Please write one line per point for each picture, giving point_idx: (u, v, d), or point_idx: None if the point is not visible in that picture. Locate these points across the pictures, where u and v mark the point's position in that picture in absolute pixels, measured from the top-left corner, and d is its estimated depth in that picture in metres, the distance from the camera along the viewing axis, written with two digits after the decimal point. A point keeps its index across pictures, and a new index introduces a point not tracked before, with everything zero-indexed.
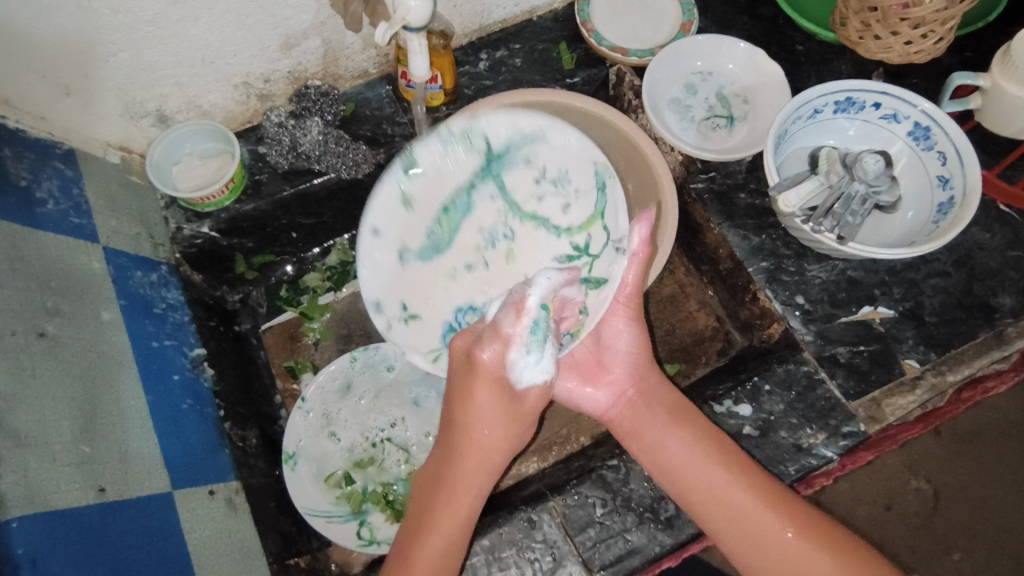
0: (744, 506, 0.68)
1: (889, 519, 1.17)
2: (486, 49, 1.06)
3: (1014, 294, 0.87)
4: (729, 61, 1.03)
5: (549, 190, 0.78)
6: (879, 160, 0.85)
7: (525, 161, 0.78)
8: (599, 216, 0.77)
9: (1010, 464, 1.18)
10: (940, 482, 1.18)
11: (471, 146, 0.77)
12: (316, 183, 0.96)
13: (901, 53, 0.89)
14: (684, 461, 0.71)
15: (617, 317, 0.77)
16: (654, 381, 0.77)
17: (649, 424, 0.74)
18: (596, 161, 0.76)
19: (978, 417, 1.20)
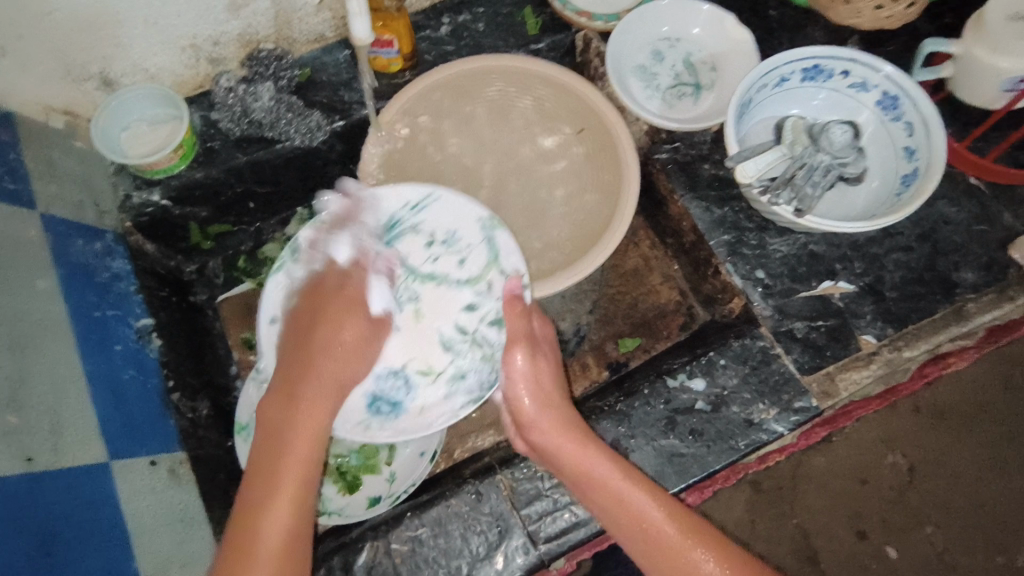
0: (662, 533, 0.66)
1: (864, 493, 1.17)
2: (448, 12, 1.02)
3: (976, 269, 0.86)
4: (695, 26, 0.99)
5: (441, 251, 0.81)
6: (846, 131, 0.84)
7: (412, 231, 0.80)
8: (494, 263, 0.80)
9: (984, 440, 1.18)
10: (916, 458, 1.18)
11: (360, 231, 0.79)
12: (271, 151, 0.94)
13: (870, 19, 0.88)
14: (600, 483, 0.70)
15: (516, 347, 0.77)
16: (555, 418, 0.75)
17: (559, 446, 0.73)
18: (480, 217, 0.80)
19: (951, 392, 1.20)
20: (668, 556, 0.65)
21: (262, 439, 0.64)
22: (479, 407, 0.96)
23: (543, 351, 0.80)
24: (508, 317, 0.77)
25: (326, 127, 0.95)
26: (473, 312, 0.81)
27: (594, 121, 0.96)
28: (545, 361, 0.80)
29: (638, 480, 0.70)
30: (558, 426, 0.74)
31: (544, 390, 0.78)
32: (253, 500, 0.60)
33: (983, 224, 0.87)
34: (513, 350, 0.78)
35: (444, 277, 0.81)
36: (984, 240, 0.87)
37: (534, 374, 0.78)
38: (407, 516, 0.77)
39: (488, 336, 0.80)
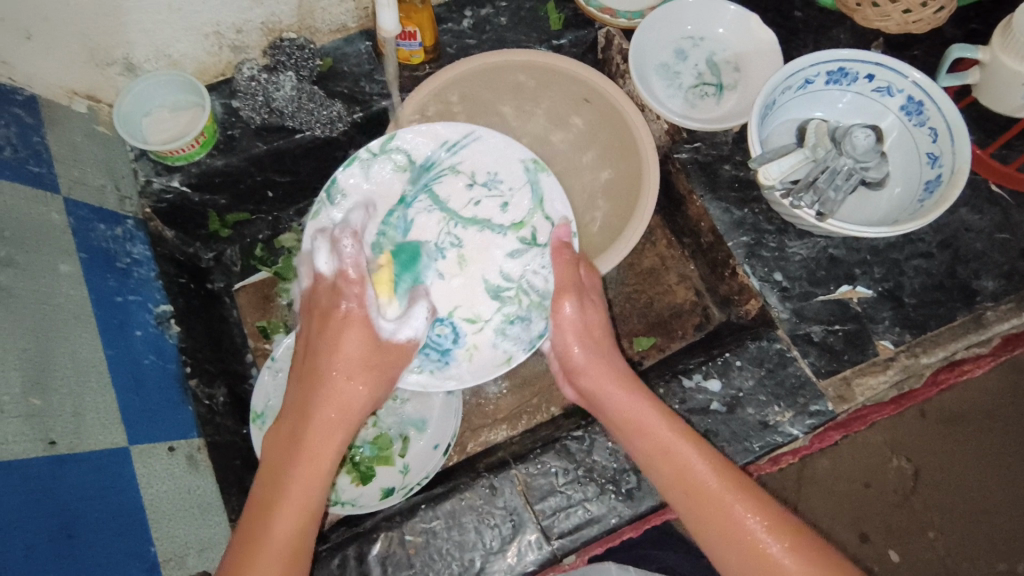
0: (708, 483, 0.66)
1: (868, 497, 1.17)
2: (471, 6, 1.01)
3: (996, 278, 0.85)
4: (720, 26, 0.99)
5: (481, 192, 0.81)
6: (870, 135, 0.83)
7: (453, 171, 0.80)
8: (540, 206, 0.80)
9: (992, 448, 1.18)
10: (921, 462, 1.18)
11: (402, 171, 0.80)
12: (292, 141, 0.94)
13: (898, 22, 0.86)
14: (647, 429, 0.71)
15: (566, 297, 0.77)
16: (606, 362, 0.77)
17: (606, 389, 0.75)
18: (524, 158, 0.80)
19: (963, 399, 1.20)
20: (713, 508, 0.65)
21: (266, 477, 0.65)
22: (493, 402, 0.96)
23: (591, 300, 0.79)
24: (560, 266, 0.77)
25: (346, 118, 0.96)
26: (518, 257, 0.80)
27: (615, 115, 0.95)
28: (594, 309, 0.79)
29: (683, 432, 0.70)
30: (607, 372, 0.76)
31: (594, 338, 0.79)
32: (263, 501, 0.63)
33: (1005, 232, 0.87)
34: (561, 298, 0.78)
35: (486, 221, 0.81)
36: (1006, 249, 0.86)
37: (589, 320, 0.79)
38: (421, 509, 0.77)
39: (535, 284, 0.80)
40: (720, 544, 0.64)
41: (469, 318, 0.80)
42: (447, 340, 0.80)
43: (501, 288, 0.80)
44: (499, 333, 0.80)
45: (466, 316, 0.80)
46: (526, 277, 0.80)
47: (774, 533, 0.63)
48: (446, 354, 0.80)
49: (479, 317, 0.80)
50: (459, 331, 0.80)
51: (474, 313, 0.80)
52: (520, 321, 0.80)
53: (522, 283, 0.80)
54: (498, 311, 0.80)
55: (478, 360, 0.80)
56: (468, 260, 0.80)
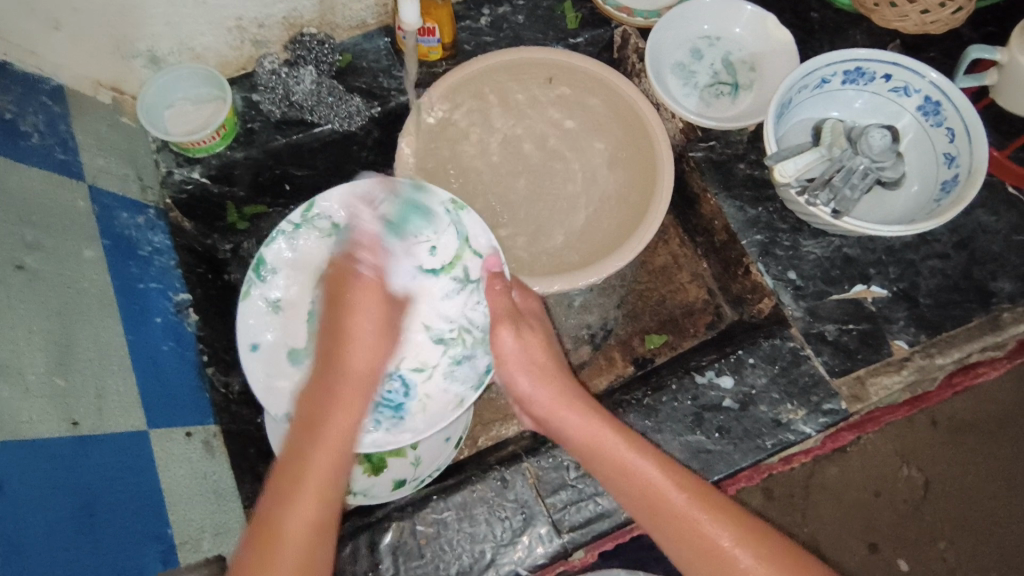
0: (671, 500, 0.67)
1: (877, 504, 1.16)
2: (488, 4, 1.02)
3: (1013, 279, 0.85)
4: (737, 25, 0.98)
5: (411, 241, 0.84)
6: (885, 135, 0.84)
7: (374, 226, 0.83)
8: (466, 246, 0.84)
9: (1004, 458, 1.17)
10: (932, 472, 1.17)
11: (324, 237, 0.83)
12: (309, 134, 0.95)
13: (917, 23, 0.85)
14: (606, 451, 0.71)
15: (504, 326, 0.79)
16: (553, 384, 0.78)
17: (557, 412, 0.76)
18: (442, 200, 0.83)
19: (974, 410, 1.19)
20: (681, 526, 0.66)
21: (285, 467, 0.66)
22: (505, 396, 0.96)
23: (529, 326, 0.81)
24: (492, 299, 0.80)
25: (364, 112, 0.96)
26: (454, 298, 0.85)
27: (629, 112, 0.96)
28: (533, 333, 0.81)
29: (643, 449, 0.71)
30: (557, 395, 0.77)
31: (537, 364, 0.80)
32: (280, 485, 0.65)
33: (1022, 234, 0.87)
34: (498, 327, 0.79)
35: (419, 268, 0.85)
36: None
37: (534, 353, 0.80)
38: (432, 499, 0.77)
39: (474, 320, 0.85)
40: (675, 542, 0.66)
41: (416, 368, 0.83)
42: (395, 394, 0.82)
43: (443, 332, 0.84)
44: (447, 377, 0.83)
45: (414, 365, 0.83)
46: (465, 317, 0.85)
47: (750, 548, 0.63)
48: (398, 407, 0.81)
49: (426, 365, 0.83)
50: (409, 381, 0.83)
51: (420, 362, 0.84)
52: (467, 360, 0.84)
53: (463, 323, 0.85)
54: (444, 354, 0.84)
55: (431, 410, 0.82)
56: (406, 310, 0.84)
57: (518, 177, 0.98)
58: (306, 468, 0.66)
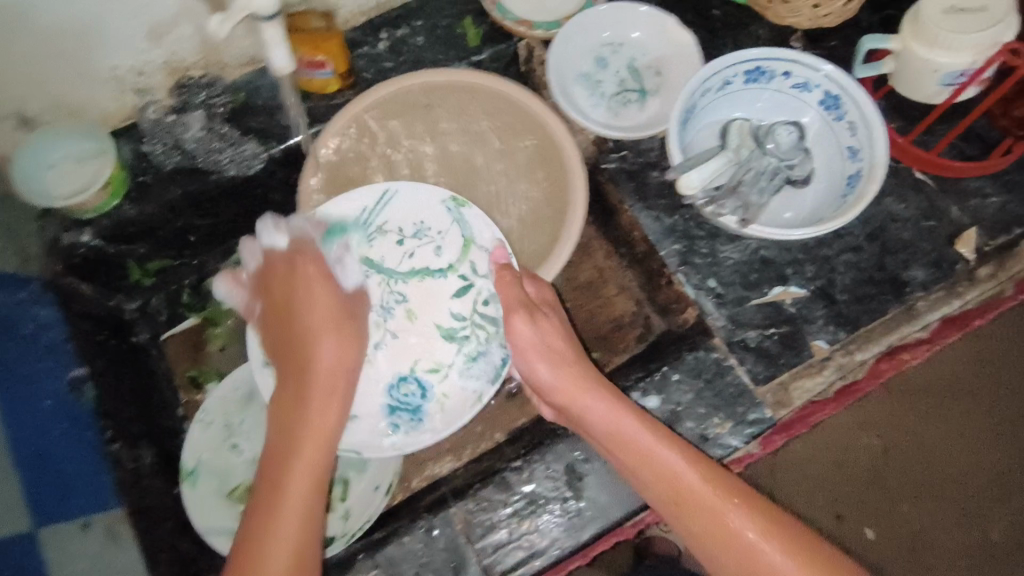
0: (699, 494, 0.67)
1: (840, 476, 1.17)
2: (386, 27, 0.98)
3: (926, 267, 0.85)
4: (638, 31, 0.95)
5: (413, 242, 0.84)
6: (790, 133, 0.87)
7: (380, 232, 0.83)
8: (471, 242, 0.83)
9: (960, 418, 1.18)
10: (890, 439, 1.18)
11: (333, 245, 0.83)
12: (207, 183, 0.90)
13: (809, 17, 0.83)
14: (631, 442, 0.70)
15: (515, 314, 0.76)
16: (572, 369, 0.75)
17: (575, 398, 0.74)
18: (442, 199, 0.83)
19: (921, 374, 1.20)
20: (710, 522, 0.66)
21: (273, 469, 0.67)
22: None
23: (544, 313, 0.78)
24: (501, 287, 0.78)
25: (262, 154, 0.92)
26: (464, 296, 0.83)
27: (535, 128, 0.93)
28: (548, 322, 0.77)
29: (672, 441, 0.70)
30: (578, 379, 0.74)
31: (556, 351, 0.76)
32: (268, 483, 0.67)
33: (930, 219, 0.87)
34: (511, 317, 0.76)
35: (426, 268, 0.84)
36: (932, 236, 0.87)
37: (550, 341, 0.76)
38: (359, 558, 0.75)
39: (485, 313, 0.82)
40: (698, 537, 0.66)
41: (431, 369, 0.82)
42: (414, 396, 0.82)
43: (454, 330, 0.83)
44: (463, 375, 0.82)
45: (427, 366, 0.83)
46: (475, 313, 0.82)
47: (785, 550, 0.63)
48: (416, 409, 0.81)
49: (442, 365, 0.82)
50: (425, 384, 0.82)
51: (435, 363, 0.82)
52: (484, 355, 0.82)
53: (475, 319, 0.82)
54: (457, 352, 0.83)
55: (449, 409, 0.81)
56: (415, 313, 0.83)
57: None
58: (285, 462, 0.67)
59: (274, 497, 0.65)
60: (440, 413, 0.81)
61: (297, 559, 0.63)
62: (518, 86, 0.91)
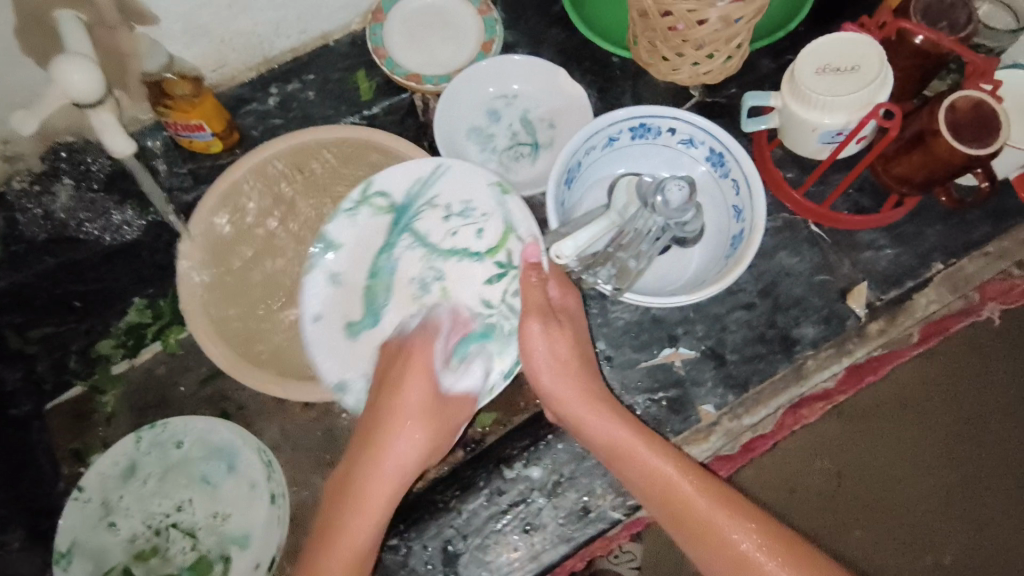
0: (696, 507, 0.66)
1: (793, 500, 1.04)
2: (276, 82, 0.95)
3: (816, 324, 0.84)
4: (532, 82, 0.93)
5: (458, 222, 0.77)
6: (682, 189, 0.78)
7: (430, 206, 0.77)
8: (510, 230, 0.75)
9: (918, 437, 1.05)
10: (844, 459, 1.05)
11: (383, 213, 0.78)
12: (82, 251, 0.88)
13: (690, 74, 0.82)
14: (629, 454, 0.69)
15: (530, 319, 0.70)
16: (573, 379, 0.71)
17: (572, 407, 0.71)
18: (491, 181, 0.77)
19: (879, 388, 1.06)
20: (710, 538, 0.64)
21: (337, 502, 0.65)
22: None
23: (558, 321, 0.71)
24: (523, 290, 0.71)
25: (136, 222, 0.91)
26: (493, 284, 0.75)
27: None
28: (563, 332, 0.71)
29: (669, 453, 0.69)
30: (581, 394, 0.71)
31: (562, 361, 0.71)
32: (328, 526, 0.64)
33: (823, 273, 0.86)
34: (524, 320, 0.70)
35: (464, 251, 0.76)
36: (824, 291, 0.86)
37: (560, 348, 0.71)
38: None
39: (516, 306, 0.74)
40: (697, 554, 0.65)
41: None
42: None
43: (485, 318, 0.73)
44: (490, 371, 0.72)
45: None
46: (505, 303, 0.74)
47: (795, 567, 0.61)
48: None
49: (473, 354, 0.74)
50: None
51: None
52: (512, 348, 0.73)
53: (503, 307, 0.74)
54: (486, 339, 0.74)
55: (478, 402, 0.72)
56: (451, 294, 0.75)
57: None
58: (357, 490, 0.64)
59: (328, 548, 0.63)
60: (467, 405, 0.72)
61: (353, 574, 0.63)
62: (400, 140, 0.87)
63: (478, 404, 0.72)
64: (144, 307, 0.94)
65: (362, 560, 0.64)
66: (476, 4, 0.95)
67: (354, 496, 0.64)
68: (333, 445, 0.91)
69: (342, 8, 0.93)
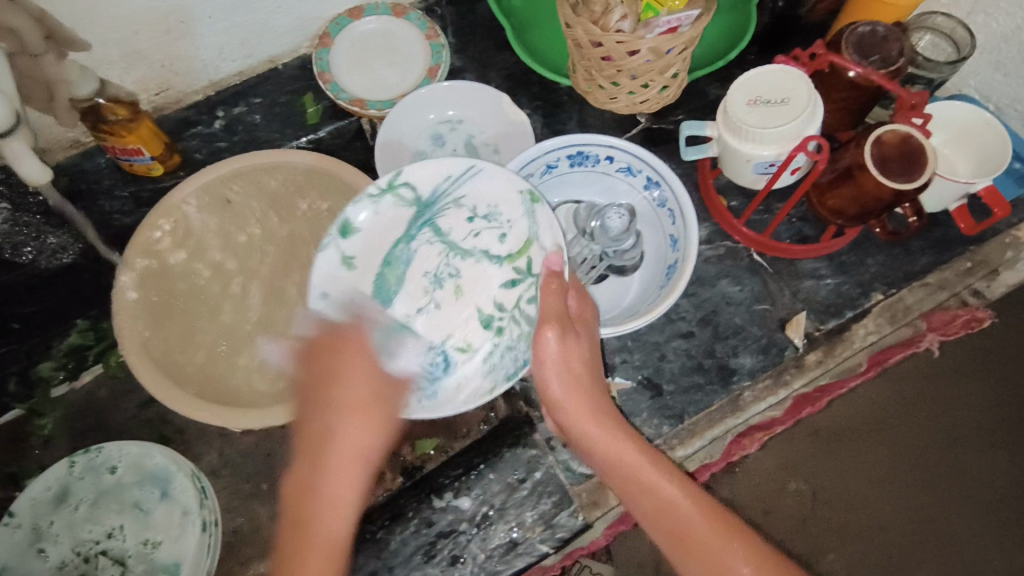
0: (698, 531, 0.61)
1: (768, 525, 0.91)
2: (223, 105, 0.95)
3: (754, 354, 0.84)
4: (476, 108, 0.93)
5: (481, 224, 0.73)
6: (622, 217, 0.81)
7: (454, 204, 0.73)
8: (533, 242, 0.72)
9: (916, 455, 0.91)
10: (821, 480, 0.92)
11: (406, 205, 0.72)
12: (14, 274, 0.87)
13: (627, 103, 0.83)
14: (633, 473, 0.64)
15: (546, 328, 0.65)
16: (587, 394, 0.67)
17: (580, 419, 0.66)
18: (520, 189, 0.72)
19: (867, 399, 0.93)
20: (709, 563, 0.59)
21: (292, 501, 0.57)
22: (264, 527, 0.88)
23: (576, 332, 0.67)
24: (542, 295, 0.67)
25: (71, 247, 0.89)
26: (511, 287, 0.72)
27: None
28: (578, 344, 0.67)
29: (673, 474, 0.64)
30: (588, 407, 0.67)
31: (574, 374, 0.66)
32: (287, 546, 0.56)
33: (764, 302, 0.86)
34: (542, 329, 0.66)
35: (484, 252, 0.73)
36: (764, 320, 0.85)
37: (575, 354, 0.67)
38: None
39: (527, 313, 0.71)
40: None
41: (461, 347, 0.72)
42: (434, 371, 0.70)
43: (493, 318, 0.72)
44: (487, 364, 0.71)
45: (455, 343, 0.72)
46: (520, 308, 0.71)
47: None
48: (433, 384, 0.70)
49: (472, 346, 0.71)
50: (450, 360, 0.71)
51: (466, 341, 0.72)
52: (511, 350, 0.71)
53: (515, 313, 0.71)
54: (488, 340, 0.71)
55: (466, 393, 0.70)
56: (464, 291, 0.73)
57: (261, 287, 0.91)
58: (308, 493, 0.57)
59: (291, 568, 0.54)
60: (452, 394, 0.70)
61: None
62: (342, 163, 0.87)
63: (461, 396, 0.70)
64: (87, 329, 0.95)
65: (345, 554, 0.56)
66: (424, 29, 0.95)
67: (312, 499, 0.56)
68: (272, 470, 0.90)
69: (288, 32, 0.93)
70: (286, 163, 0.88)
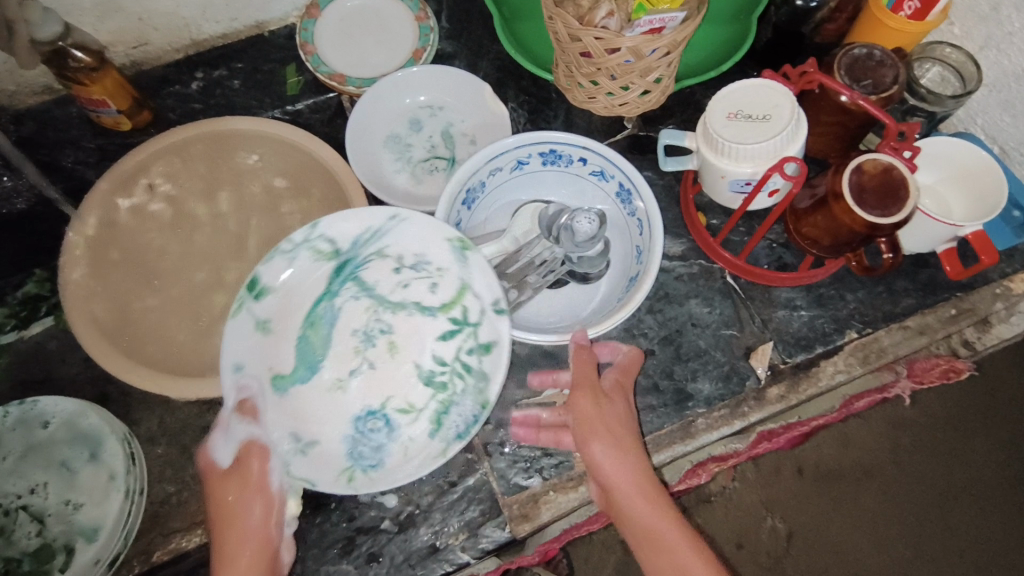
0: None
1: (739, 559, 1.04)
2: (203, 67, 0.94)
3: (713, 380, 0.80)
4: (457, 96, 0.91)
5: (410, 275, 0.69)
6: (592, 222, 0.75)
7: (379, 255, 0.69)
8: (467, 289, 0.68)
9: (880, 507, 1.03)
10: (796, 522, 1.04)
11: (324, 261, 0.68)
12: None
13: (607, 104, 0.79)
14: (670, 552, 0.59)
15: (583, 396, 0.67)
16: (635, 464, 0.63)
17: (625, 483, 0.63)
18: (450, 236, 0.68)
19: (845, 455, 1.05)
20: None
21: None
22: (193, 501, 0.85)
23: (613, 401, 0.68)
24: (577, 364, 0.69)
25: (23, 192, 0.90)
26: (448, 339, 0.68)
27: (326, 180, 0.85)
28: (615, 411, 0.67)
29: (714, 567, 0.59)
30: (640, 476, 0.63)
31: (622, 439, 0.65)
32: None
33: (732, 328, 0.82)
34: (577, 396, 0.67)
35: (416, 304, 0.69)
36: (729, 347, 0.81)
37: (619, 424, 0.66)
38: None
39: (472, 363, 0.67)
40: None
41: (404, 408, 0.68)
42: (377, 433, 0.67)
43: (433, 373, 0.68)
44: (435, 422, 0.67)
45: (398, 405, 0.68)
46: (461, 359, 0.68)
47: None
48: (376, 449, 0.66)
49: (415, 407, 0.68)
50: (393, 422, 0.67)
51: (409, 402, 0.68)
52: (456, 408, 0.67)
53: (456, 366, 0.68)
54: (431, 398, 0.68)
55: (413, 455, 0.66)
56: (399, 347, 0.69)
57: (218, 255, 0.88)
58: None
59: None
60: (400, 460, 0.66)
61: None
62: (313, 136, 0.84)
63: (411, 461, 0.66)
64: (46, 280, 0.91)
65: None
66: (415, 10, 0.93)
67: None
68: None
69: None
70: (253, 128, 0.85)
